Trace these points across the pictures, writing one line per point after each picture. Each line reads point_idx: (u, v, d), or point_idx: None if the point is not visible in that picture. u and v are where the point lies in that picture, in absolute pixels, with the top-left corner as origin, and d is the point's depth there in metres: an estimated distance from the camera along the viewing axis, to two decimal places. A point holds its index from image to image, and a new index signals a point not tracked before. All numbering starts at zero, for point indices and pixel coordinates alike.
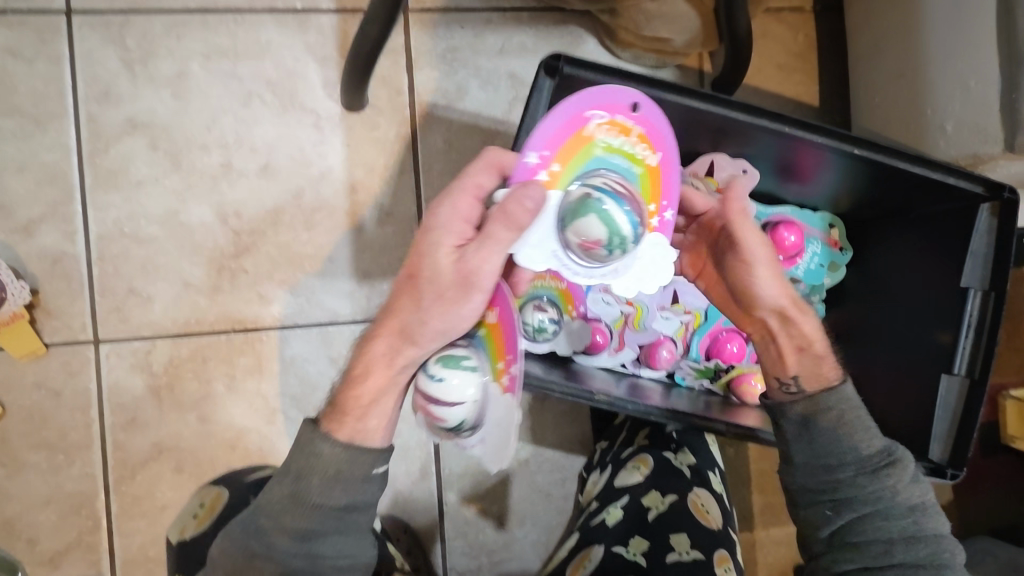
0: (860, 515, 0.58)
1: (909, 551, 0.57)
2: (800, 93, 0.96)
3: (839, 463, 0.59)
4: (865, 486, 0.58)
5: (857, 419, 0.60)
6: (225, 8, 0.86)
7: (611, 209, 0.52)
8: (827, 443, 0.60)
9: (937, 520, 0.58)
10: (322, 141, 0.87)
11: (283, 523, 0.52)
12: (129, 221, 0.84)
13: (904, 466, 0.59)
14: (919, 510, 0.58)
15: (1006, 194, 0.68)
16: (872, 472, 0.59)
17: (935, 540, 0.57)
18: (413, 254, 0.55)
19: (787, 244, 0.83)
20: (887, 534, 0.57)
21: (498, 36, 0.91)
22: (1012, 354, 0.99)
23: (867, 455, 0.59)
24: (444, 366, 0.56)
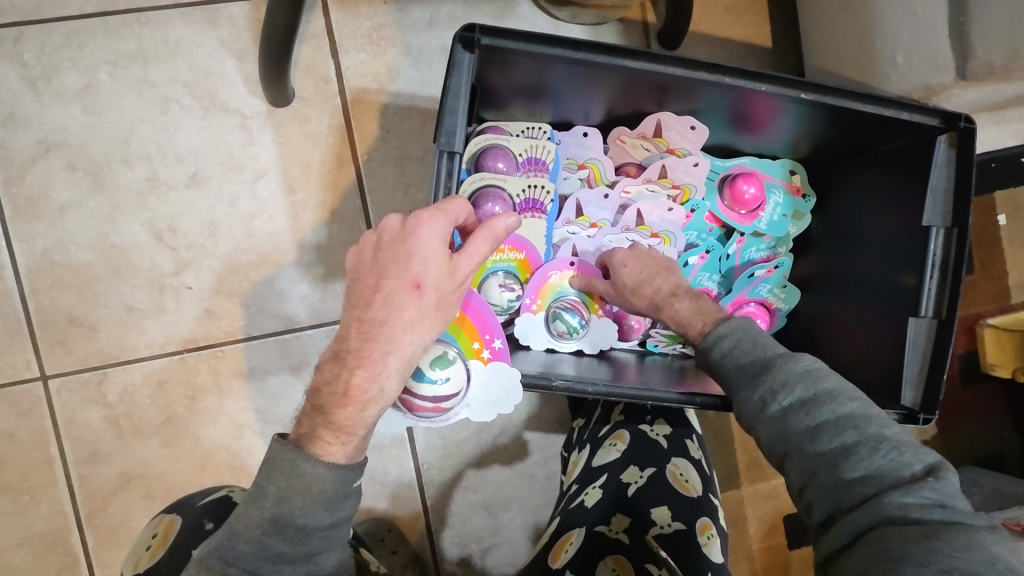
0: (762, 426, 0.48)
1: (819, 444, 0.45)
2: (751, 36, 0.92)
3: (731, 389, 0.52)
4: (751, 399, 0.49)
5: (741, 341, 0.53)
6: (126, 8, 0.80)
7: (564, 316, 0.74)
8: (722, 377, 0.54)
9: (849, 402, 0.46)
10: (252, 142, 0.82)
11: (263, 546, 0.45)
12: (59, 249, 0.80)
13: (792, 358, 0.49)
14: (830, 393, 0.47)
15: (962, 123, 0.64)
16: (752, 381, 0.50)
17: (847, 423, 0.45)
18: (403, 266, 0.48)
19: (746, 198, 0.81)
20: (791, 437, 0.46)
21: (424, 8, 0.85)
22: (986, 283, 0.98)
23: (745, 367, 0.52)
24: (440, 367, 0.61)
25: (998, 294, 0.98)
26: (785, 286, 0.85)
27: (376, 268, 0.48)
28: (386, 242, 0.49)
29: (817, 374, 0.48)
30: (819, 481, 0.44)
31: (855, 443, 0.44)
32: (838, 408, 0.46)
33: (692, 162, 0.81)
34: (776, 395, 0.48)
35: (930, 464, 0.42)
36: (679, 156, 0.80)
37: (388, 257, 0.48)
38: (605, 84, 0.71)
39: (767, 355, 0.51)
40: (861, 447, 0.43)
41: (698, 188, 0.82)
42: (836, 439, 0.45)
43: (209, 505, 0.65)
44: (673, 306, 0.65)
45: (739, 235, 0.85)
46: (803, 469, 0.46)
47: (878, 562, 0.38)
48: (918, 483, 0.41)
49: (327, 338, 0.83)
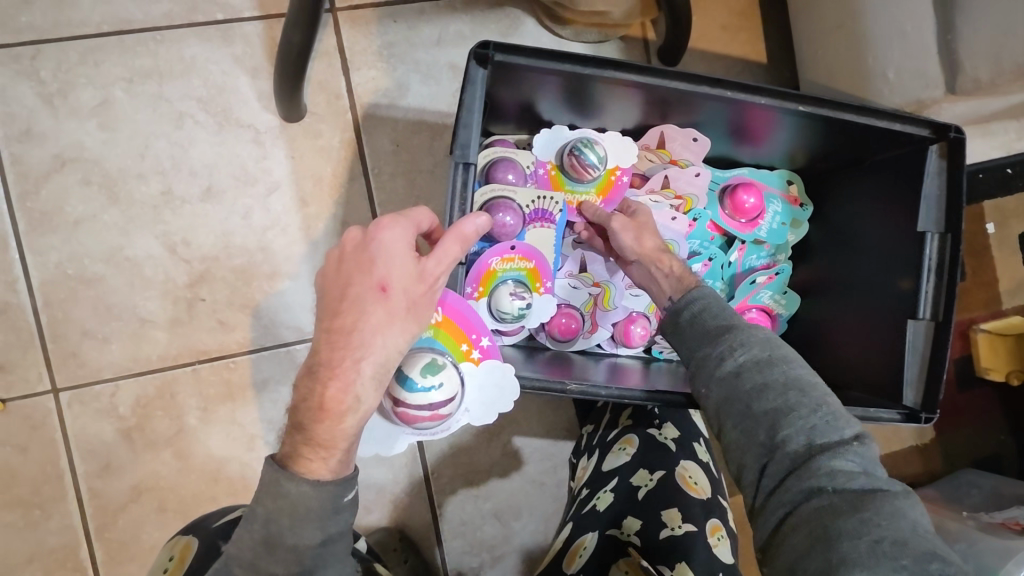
0: (714, 384, 0.51)
1: (768, 400, 0.48)
2: (747, 52, 0.95)
3: (693, 345, 0.56)
4: (710, 355, 0.53)
5: (711, 304, 0.57)
6: (142, 27, 0.82)
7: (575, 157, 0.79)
8: (684, 335, 0.57)
9: (799, 366, 0.50)
10: (265, 156, 0.84)
11: (256, 569, 0.46)
12: (73, 262, 0.81)
13: (753, 327, 0.53)
14: (781, 357, 0.50)
15: (952, 133, 0.68)
16: (713, 340, 0.54)
17: (800, 388, 0.48)
18: (368, 271, 0.50)
19: (746, 207, 0.84)
20: (740, 394, 0.50)
21: (433, 27, 0.88)
22: (978, 289, 1.01)
23: (710, 329, 0.55)
24: (431, 374, 0.59)
25: (988, 300, 1.01)
26: (785, 292, 0.88)
27: (342, 279, 0.50)
28: (350, 252, 0.51)
29: (773, 343, 0.52)
30: (761, 438, 0.47)
31: (797, 402, 0.47)
32: (791, 371, 0.49)
33: (694, 173, 0.83)
34: (734, 353, 0.51)
35: (858, 432, 0.46)
36: (681, 167, 0.83)
37: (353, 265, 0.50)
38: (609, 99, 0.74)
39: (731, 321, 0.55)
40: (803, 408, 0.47)
41: (700, 198, 0.85)
42: (781, 398, 0.48)
43: (223, 525, 0.65)
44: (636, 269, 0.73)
45: (740, 243, 0.87)
46: (745, 426, 0.49)
47: (817, 535, 0.41)
48: (845, 447, 0.45)
49: None
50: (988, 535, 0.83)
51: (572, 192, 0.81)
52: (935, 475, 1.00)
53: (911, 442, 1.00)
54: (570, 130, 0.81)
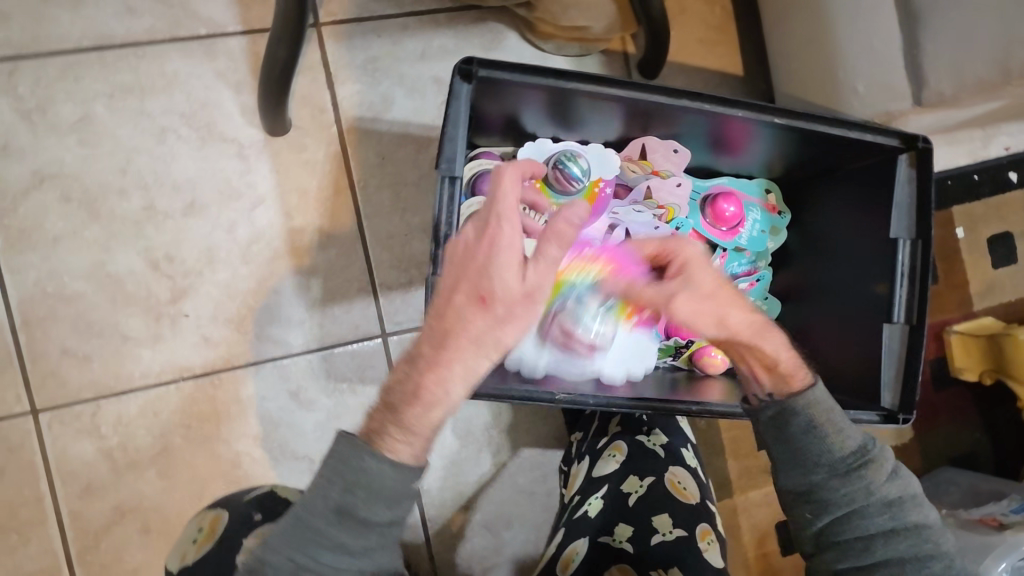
0: (832, 520, 0.58)
1: (891, 547, 0.57)
2: (723, 65, 0.98)
3: (811, 465, 0.58)
4: (845, 486, 0.58)
5: (826, 421, 0.58)
6: (123, 42, 0.81)
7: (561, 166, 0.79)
8: (801, 448, 0.59)
9: (920, 514, 0.58)
10: (249, 170, 0.84)
11: (325, 535, 0.47)
12: (52, 280, 0.80)
13: (882, 462, 0.58)
14: (908, 499, 0.58)
15: (920, 144, 0.71)
16: (848, 474, 0.58)
17: (922, 532, 0.57)
18: (476, 277, 0.48)
19: (727, 215, 0.86)
20: (868, 540, 0.57)
21: (417, 41, 0.89)
22: (950, 292, 1.04)
23: (839, 458, 0.58)
24: (602, 319, 0.74)
25: (960, 303, 1.04)
26: (767, 298, 0.90)
27: (452, 277, 0.49)
28: (461, 251, 0.50)
29: (902, 482, 0.59)
30: (879, 575, 0.56)
31: (926, 554, 0.56)
32: (915, 517, 0.58)
33: (676, 183, 0.84)
34: (870, 490, 0.57)
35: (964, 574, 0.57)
36: (663, 177, 0.84)
37: (462, 266, 0.49)
38: (595, 111, 0.75)
39: (863, 449, 0.58)
40: (928, 556, 0.56)
41: (683, 207, 0.85)
42: (909, 546, 0.56)
43: (256, 498, 0.65)
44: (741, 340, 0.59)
45: (722, 251, 0.89)
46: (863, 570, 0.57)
47: None
48: None
49: (325, 362, 0.84)
50: (967, 532, 0.84)
51: (558, 205, 0.81)
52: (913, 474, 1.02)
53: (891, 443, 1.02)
54: (553, 143, 0.83)
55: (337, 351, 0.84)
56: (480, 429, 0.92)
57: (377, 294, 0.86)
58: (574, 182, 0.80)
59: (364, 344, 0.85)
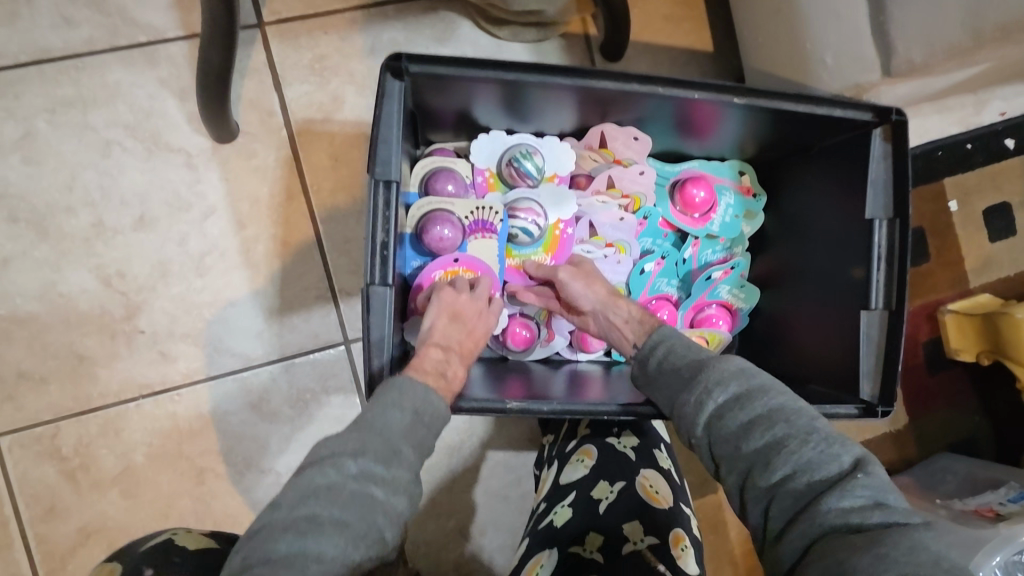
0: (700, 430, 0.51)
1: (753, 439, 0.47)
2: (691, 43, 0.93)
3: (672, 391, 0.55)
4: (690, 399, 0.52)
5: (676, 346, 0.58)
6: (61, 55, 0.79)
7: (519, 163, 0.77)
8: (660, 380, 0.57)
9: (778, 397, 0.48)
10: (198, 179, 0.82)
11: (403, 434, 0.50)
12: (4, 302, 0.78)
13: (724, 359, 0.53)
14: (760, 388, 0.49)
15: (893, 116, 0.66)
16: (690, 383, 0.53)
17: (779, 418, 0.47)
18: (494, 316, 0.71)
19: (696, 201, 0.81)
20: (725, 441, 0.48)
21: (366, 36, 0.85)
22: (943, 270, 0.99)
23: (683, 371, 0.55)
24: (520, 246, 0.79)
25: (953, 281, 0.99)
26: (744, 285, 0.86)
27: (479, 310, 0.69)
28: (486, 294, 0.71)
29: (749, 373, 0.51)
30: (752, 475, 0.46)
31: (787, 437, 0.45)
32: (770, 403, 0.48)
33: (638, 172, 0.81)
34: (712, 393, 0.51)
35: (859, 459, 0.44)
36: (624, 166, 0.80)
37: (486, 305, 0.70)
38: (544, 103, 0.72)
39: (702, 357, 0.55)
40: (794, 442, 0.45)
41: (648, 196, 0.83)
42: (768, 434, 0.46)
43: (152, 549, 0.50)
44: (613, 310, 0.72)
45: (693, 239, 0.85)
46: (738, 471, 0.47)
47: None
48: (848, 479, 0.42)
49: (286, 372, 0.82)
50: (959, 523, 0.81)
51: None
52: (908, 461, 0.99)
53: (884, 430, 0.99)
54: (508, 136, 0.79)
55: (299, 362, 0.82)
56: (451, 434, 0.90)
57: (336, 301, 0.83)
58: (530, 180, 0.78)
59: (326, 353, 0.83)
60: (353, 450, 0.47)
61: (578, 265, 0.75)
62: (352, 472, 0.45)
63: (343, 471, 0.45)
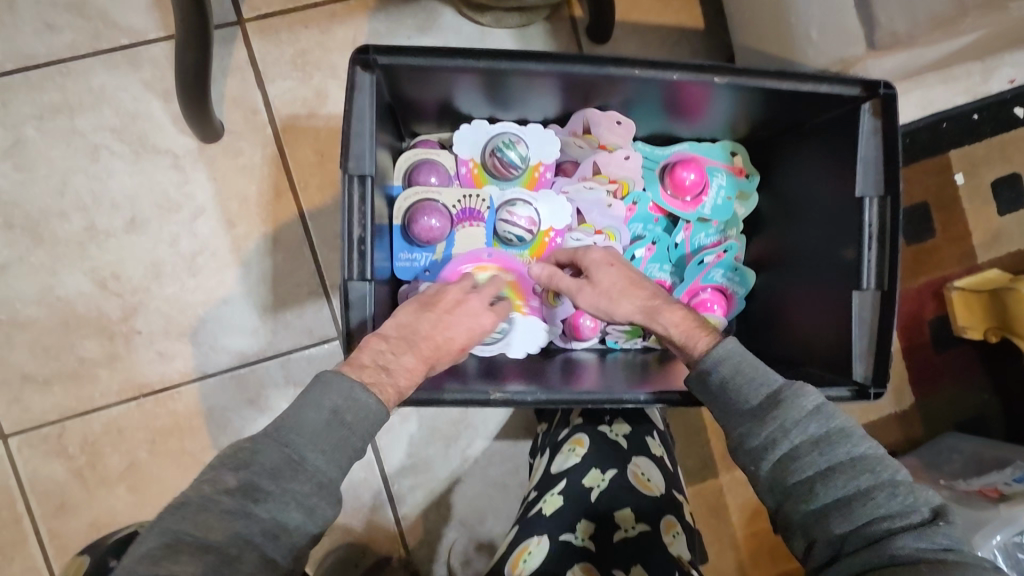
0: (767, 469, 0.46)
1: (834, 485, 0.43)
2: (681, 20, 0.90)
3: (732, 420, 0.49)
4: (759, 436, 0.46)
5: (742, 365, 0.50)
6: (45, 61, 0.80)
7: (503, 152, 0.76)
8: (715, 402, 0.50)
9: (862, 441, 0.44)
10: (186, 180, 0.82)
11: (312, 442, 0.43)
12: (5, 307, 0.80)
13: (800, 391, 0.47)
14: (840, 429, 0.45)
15: (882, 90, 0.64)
16: (759, 416, 0.47)
17: (861, 464, 0.44)
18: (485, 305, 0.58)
19: (687, 183, 0.80)
20: (799, 483, 0.44)
21: (347, 28, 0.84)
22: (949, 245, 0.96)
23: (748, 401, 0.48)
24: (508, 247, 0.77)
25: (960, 256, 0.96)
26: (738, 268, 0.84)
27: (463, 299, 0.57)
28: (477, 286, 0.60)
29: (828, 411, 0.46)
30: (830, 521, 0.43)
31: (872, 487, 0.43)
32: (853, 448, 0.44)
33: (624, 156, 0.79)
34: (791, 433, 0.45)
35: (940, 507, 0.42)
36: (609, 151, 0.79)
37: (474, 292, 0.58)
38: (523, 90, 0.71)
39: (771, 386, 0.48)
40: (879, 493, 0.42)
41: (637, 180, 0.81)
42: (853, 483, 0.43)
43: None
44: (665, 310, 0.57)
45: (685, 222, 0.84)
46: (812, 517, 0.44)
47: None
48: (931, 529, 0.41)
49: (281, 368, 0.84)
50: (962, 505, 0.79)
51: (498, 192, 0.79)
52: (915, 442, 0.97)
53: (889, 410, 0.97)
54: (491, 124, 0.78)
55: (293, 358, 0.83)
56: (448, 423, 0.90)
57: (328, 296, 0.84)
58: (514, 169, 0.77)
59: (320, 348, 0.84)
60: (234, 460, 0.41)
61: (608, 261, 0.62)
62: (232, 486, 0.40)
63: (223, 486, 0.40)
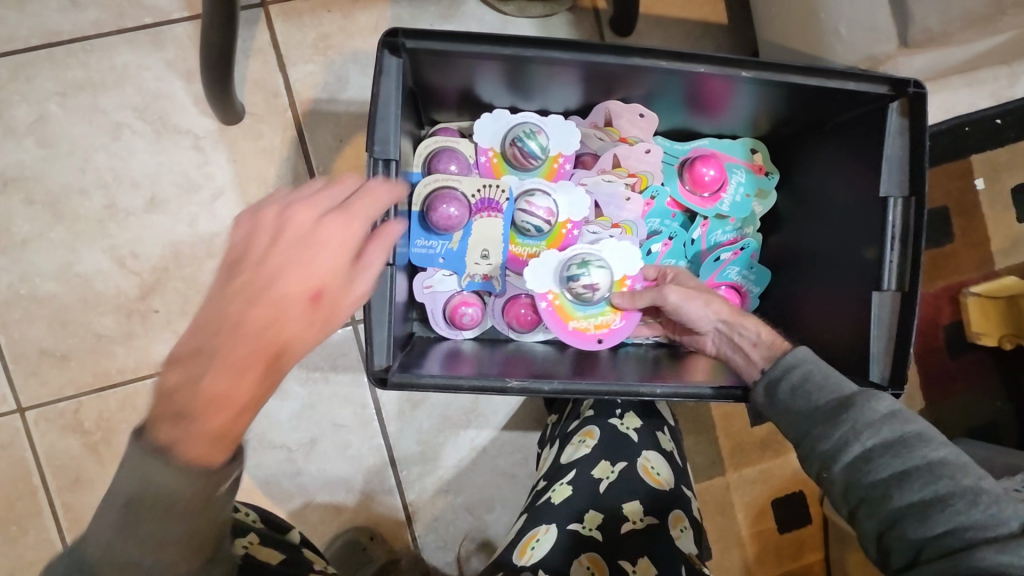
0: (840, 472, 0.47)
1: (908, 489, 0.44)
2: (706, 15, 0.90)
3: (806, 425, 0.51)
4: (829, 439, 0.48)
5: (814, 373, 0.53)
6: (69, 38, 0.80)
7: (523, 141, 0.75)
8: (787, 409, 0.53)
9: (940, 447, 0.45)
10: (206, 161, 0.82)
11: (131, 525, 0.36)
12: (24, 282, 0.81)
13: (874, 397, 0.48)
14: (917, 435, 0.46)
15: (911, 88, 0.63)
16: (831, 420, 0.49)
17: (937, 471, 0.44)
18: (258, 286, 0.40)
19: (706, 180, 0.79)
20: (873, 485, 0.46)
21: (370, 14, 0.84)
22: (968, 250, 0.95)
23: (823, 406, 0.51)
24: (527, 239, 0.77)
25: (980, 261, 0.96)
26: (753, 266, 0.84)
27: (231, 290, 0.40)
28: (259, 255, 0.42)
29: (902, 416, 0.47)
30: (904, 526, 0.44)
31: (950, 493, 0.43)
32: (929, 454, 0.45)
33: (644, 149, 0.79)
34: (860, 436, 0.47)
35: None
36: (629, 144, 0.78)
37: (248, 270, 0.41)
38: (549, 79, 0.71)
39: (845, 393, 0.50)
40: (957, 500, 0.42)
41: (656, 174, 0.80)
42: (928, 488, 0.43)
43: None
44: (745, 318, 0.67)
45: (703, 219, 0.83)
46: (884, 520, 0.45)
47: None
48: (1017, 542, 0.39)
49: None
50: None
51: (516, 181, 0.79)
52: None
53: None
54: (512, 114, 0.78)
55: None
56: (458, 412, 0.90)
57: None
58: (534, 159, 0.76)
59: None
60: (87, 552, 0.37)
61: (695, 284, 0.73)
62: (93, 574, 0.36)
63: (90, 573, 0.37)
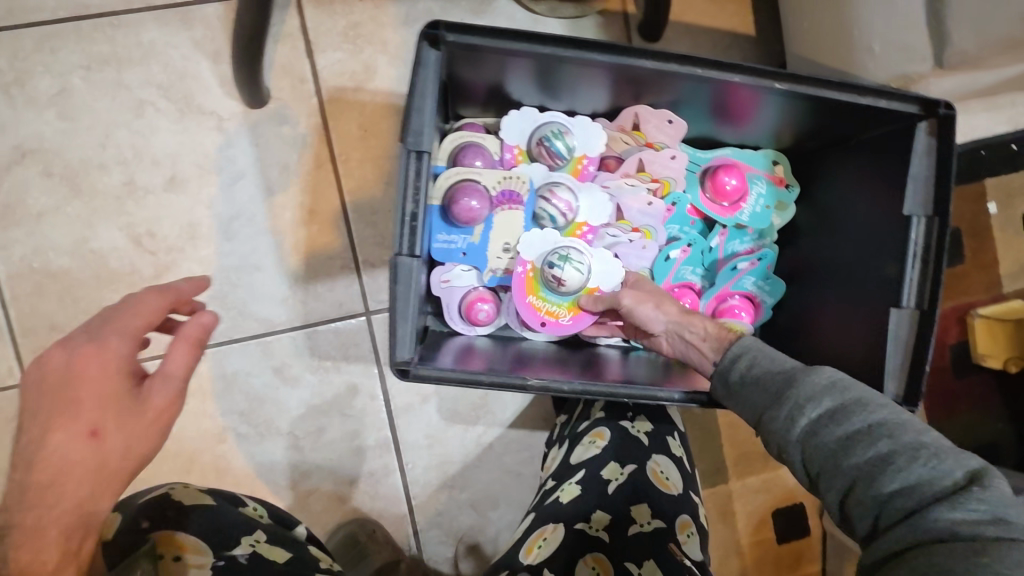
0: (794, 445, 0.47)
1: (854, 454, 0.43)
2: (734, 26, 0.90)
3: (757, 408, 0.51)
4: (777, 416, 0.48)
5: (759, 358, 0.53)
6: (97, 12, 0.79)
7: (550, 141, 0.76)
8: (741, 398, 0.53)
9: (881, 411, 0.44)
10: (228, 143, 0.82)
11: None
12: (37, 255, 0.80)
13: (813, 371, 0.48)
14: (857, 402, 0.46)
15: (942, 110, 0.63)
16: (776, 398, 0.49)
17: (877, 432, 0.43)
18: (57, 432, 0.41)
19: (728, 189, 0.80)
20: (823, 454, 0.45)
21: (401, 5, 0.84)
22: (978, 272, 0.97)
23: (769, 383, 0.50)
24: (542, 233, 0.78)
25: (988, 284, 0.97)
26: (769, 278, 0.84)
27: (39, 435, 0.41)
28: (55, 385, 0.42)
29: (841, 385, 0.47)
30: (858, 493, 0.43)
31: (892, 452, 0.42)
32: (869, 418, 0.44)
33: (670, 156, 0.79)
34: (804, 409, 0.46)
35: (974, 472, 0.40)
36: (656, 150, 0.79)
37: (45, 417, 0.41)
38: (580, 79, 0.70)
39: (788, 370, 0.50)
40: (900, 458, 0.42)
41: (678, 180, 0.81)
42: (871, 449, 0.43)
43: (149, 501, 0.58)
44: (697, 320, 0.64)
45: (721, 227, 0.84)
46: (840, 488, 0.44)
47: None
48: (963, 494, 0.39)
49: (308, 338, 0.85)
50: None
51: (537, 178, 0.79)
52: None
53: None
54: (540, 112, 0.78)
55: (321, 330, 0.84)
56: (467, 408, 0.90)
57: (360, 272, 0.84)
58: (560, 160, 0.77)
59: (348, 322, 0.85)
60: None
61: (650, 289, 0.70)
62: None
63: None
